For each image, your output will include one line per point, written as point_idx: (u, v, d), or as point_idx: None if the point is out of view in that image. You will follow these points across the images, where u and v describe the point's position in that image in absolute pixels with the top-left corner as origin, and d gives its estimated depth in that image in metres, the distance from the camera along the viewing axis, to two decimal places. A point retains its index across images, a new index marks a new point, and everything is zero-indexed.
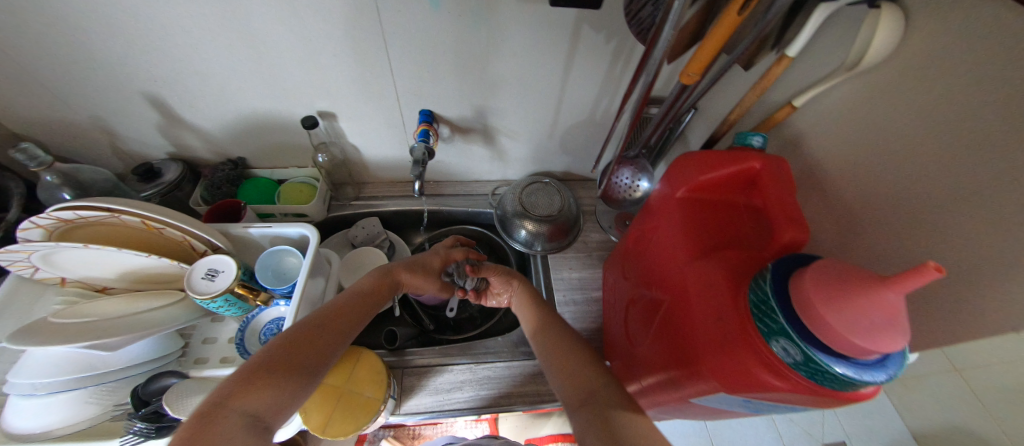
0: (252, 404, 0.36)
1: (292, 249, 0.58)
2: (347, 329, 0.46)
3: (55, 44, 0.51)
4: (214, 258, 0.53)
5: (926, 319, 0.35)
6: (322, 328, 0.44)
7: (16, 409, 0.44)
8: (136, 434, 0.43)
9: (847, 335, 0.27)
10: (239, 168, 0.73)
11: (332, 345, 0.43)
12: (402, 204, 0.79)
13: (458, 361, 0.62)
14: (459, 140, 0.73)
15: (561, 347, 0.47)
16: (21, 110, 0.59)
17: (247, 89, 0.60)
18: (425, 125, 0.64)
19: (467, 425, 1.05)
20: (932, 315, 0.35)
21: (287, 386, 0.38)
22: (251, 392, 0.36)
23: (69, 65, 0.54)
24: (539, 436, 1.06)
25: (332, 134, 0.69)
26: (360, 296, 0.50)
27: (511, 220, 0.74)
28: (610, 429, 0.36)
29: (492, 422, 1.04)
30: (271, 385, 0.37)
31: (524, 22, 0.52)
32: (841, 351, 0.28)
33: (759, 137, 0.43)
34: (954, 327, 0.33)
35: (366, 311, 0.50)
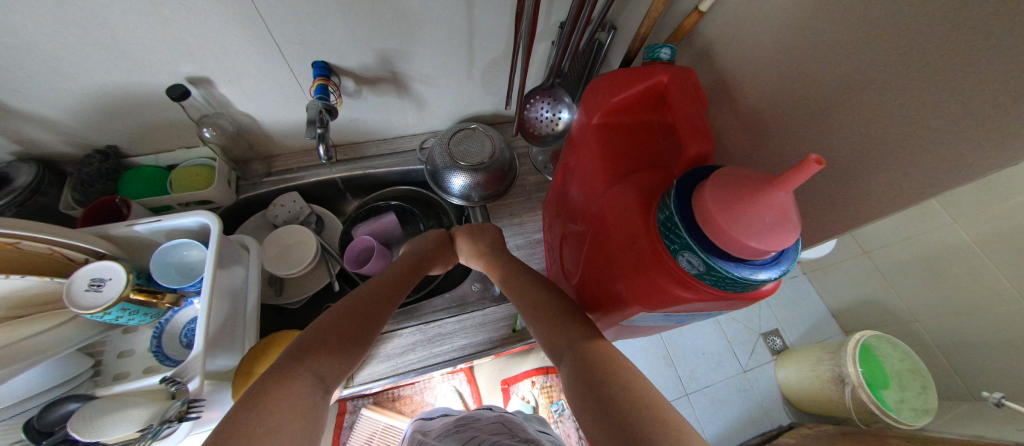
0: (317, 366, 0.37)
1: (193, 242, 0.52)
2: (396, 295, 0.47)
3: None
4: (96, 265, 0.46)
5: (818, 214, 0.37)
6: (371, 299, 0.44)
7: None
8: None
9: (743, 239, 0.27)
10: (112, 158, 0.63)
11: (383, 311, 0.44)
12: (323, 173, 0.73)
13: (406, 324, 0.61)
14: (368, 94, 0.66)
15: (531, 295, 0.46)
16: None
17: (84, 63, 0.49)
18: (321, 80, 0.56)
19: (444, 379, 1.08)
20: (825, 210, 0.37)
21: (347, 351, 0.39)
22: (318, 354, 0.37)
23: None
24: (515, 374, 1.11)
25: (214, 104, 0.60)
26: (399, 268, 0.50)
27: (442, 173, 0.71)
28: (586, 361, 0.36)
29: (468, 370, 1.08)
30: (334, 349, 0.38)
31: None
32: (740, 256, 0.28)
33: (667, 49, 0.41)
34: (845, 218, 0.35)
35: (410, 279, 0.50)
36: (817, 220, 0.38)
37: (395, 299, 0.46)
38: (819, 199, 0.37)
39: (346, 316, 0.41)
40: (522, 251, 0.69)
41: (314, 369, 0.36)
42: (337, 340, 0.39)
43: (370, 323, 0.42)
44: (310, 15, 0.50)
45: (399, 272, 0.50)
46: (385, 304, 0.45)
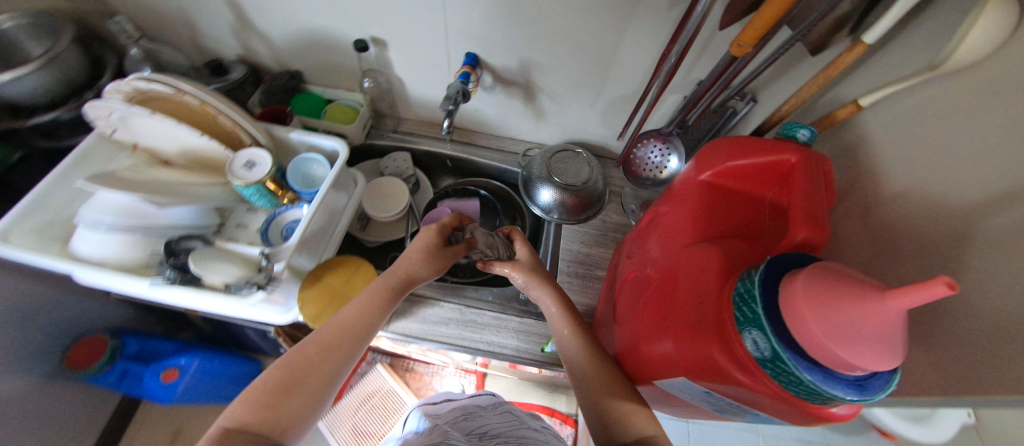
0: (260, 424, 0.35)
1: (323, 160, 0.62)
2: (351, 340, 0.43)
3: None
4: (255, 151, 0.57)
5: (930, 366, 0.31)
6: (323, 348, 0.41)
7: (83, 238, 0.49)
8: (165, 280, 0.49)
9: (829, 344, 0.25)
10: (295, 80, 0.78)
11: (331, 358, 0.41)
12: (435, 146, 0.81)
13: (449, 300, 0.64)
14: (499, 92, 0.72)
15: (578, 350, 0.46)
16: None
17: (310, 3, 0.63)
18: (467, 67, 0.64)
19: (456, 374, 1.10)
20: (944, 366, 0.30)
21: (287, 399, 0.37)
22: (263, 408, 0.36)
23: None
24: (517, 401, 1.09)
25: (380, 63, 0.72)
26: (365, 299, 0.46)
27: (534, 181, 0.74)
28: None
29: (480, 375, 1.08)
30: (280, 401, 0.37)
31: None
32: (818, 359, 0.26)
33: (807, 130, 0.39)
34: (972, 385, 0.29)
35: (371, 310, 0.46)
36: (920, 367, 0.32)
37: (355, 339, 0.43)
38: (933, 341, 0.31)
39: (290, 366, 0.39)
40: (579, 280, 0.68)
41: (259, 428, 0.35)
42: (280, 391, 0.37)
43: (314, 373, 0.39)
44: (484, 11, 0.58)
45: (362, 303, 0.45)
46: (341, 352, 0.42)
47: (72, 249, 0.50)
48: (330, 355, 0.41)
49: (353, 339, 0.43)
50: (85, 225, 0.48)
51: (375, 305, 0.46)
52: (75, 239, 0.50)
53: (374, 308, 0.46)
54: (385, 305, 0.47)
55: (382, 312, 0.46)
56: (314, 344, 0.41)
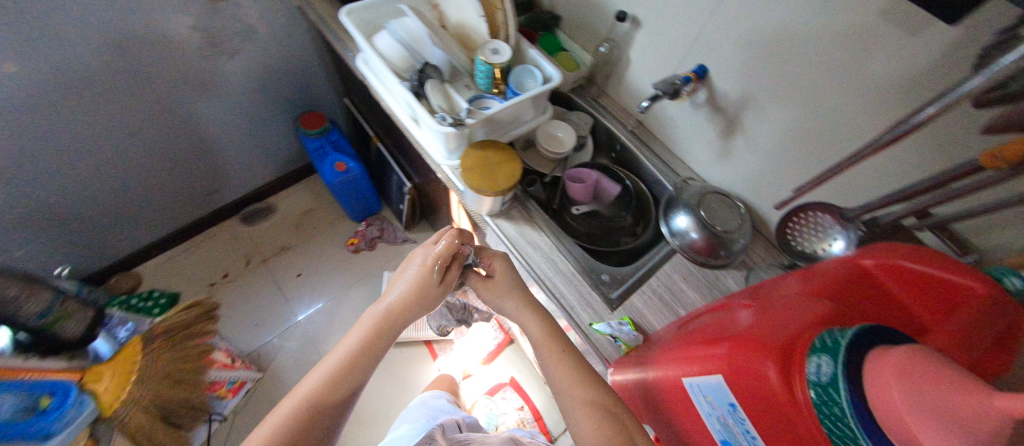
0: None
1: (538, 79, 0.75)
2: (349, 380, 0.53)
3: None
4: (503, 45, 0.72)
5: None
6: (328, 394, 0.51)
7: (383, 37, 0.72)
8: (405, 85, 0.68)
9: (904, 419, 0.23)
10: (549, 22, 0.89)
11: (335, 401, 0.51)
12: (616, 129, 0.87)
13: (549, 233, 0.72)
14: (703, 114, 0.74)
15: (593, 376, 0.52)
16: None
17: None
18: (692, 74, 0.68)
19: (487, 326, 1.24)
20: None
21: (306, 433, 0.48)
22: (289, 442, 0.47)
23: None
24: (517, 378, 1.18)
25: (621, 39, 0.80)
26: (355, 351, 0.54)
27: (681, 203, 0.75)
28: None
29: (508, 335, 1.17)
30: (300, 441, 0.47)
31: (869, 40, 0.48)
32: (882, 421, 0.24)
33: (1020, 281, 0.36)
34: None
35: (367, 358, 0.55)
36: None
37: (361, 363, 0.54)
38: None
39: (307, 411, 0.49)
40: (657, 304, 0.68)
41: None
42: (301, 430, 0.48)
43: (328, 413, 0.50)
44: (739, 30, 0.60)
45: (364, 336, 0.56)
46: (344, 380, 0.52)
47: (372, 40, 0.73)
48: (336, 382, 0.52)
49: (359, 362, 0.54)
50: (391, 31, 0.72)
51: (365, 355, 0.54)
52: (378, 36, 0.74)
53: (370, 356, 0.55)
54: (376, 352, 0.55)
55: (374, 356, 0.55)
56: (322, 390, 0.51)
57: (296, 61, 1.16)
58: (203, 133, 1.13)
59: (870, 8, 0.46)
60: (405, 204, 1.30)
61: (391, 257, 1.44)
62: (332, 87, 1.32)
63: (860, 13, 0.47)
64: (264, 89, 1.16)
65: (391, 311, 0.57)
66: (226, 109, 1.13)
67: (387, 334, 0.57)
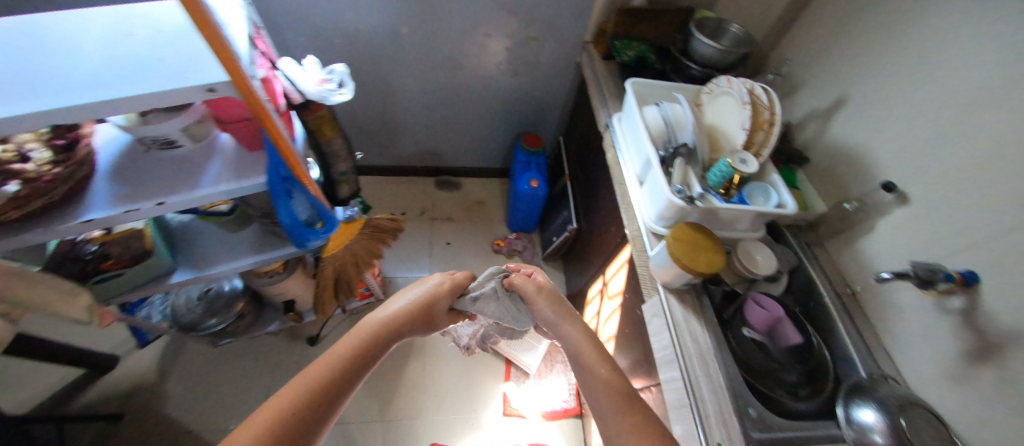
0: None
1: (769, 199, 0.77)
2: (344, 388, 0.51)
3: (864, 43, 0.78)
4: (752, 158, 0.77)
5: None
6: (320, 397, 0.48)
7: (655, 110, 0.85)
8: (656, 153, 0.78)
9: None
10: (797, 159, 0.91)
11: (329, 406, 0.48)
12: (822, 283, 0.81)
13: (710, 334, 0.72)
14: (949, 321, 0.64)
15: None
16: (792, 52, 0.95)
17: (891, 136, 0.73)
18: (957, 274, 0.60)
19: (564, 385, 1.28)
20: None
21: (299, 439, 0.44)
22: None
23: (847, 55, 0.82)
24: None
25: (874, 205, 0.76)
26: (342, 363, 0.53)
27: (872, 394, 0.65)
28: None
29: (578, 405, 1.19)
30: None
31: None
32: None
33: None
34: None
35: (358, 367, 0.54)
36: None
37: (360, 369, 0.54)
38: None
39: (296, 413, 0.45)
40: None
41: None
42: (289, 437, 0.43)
43: (321, 418, 0.47)
44: None
45: (361, 342, 0.57)
46: (340, 383, 0.51)
47: (643, 108, 0.87)
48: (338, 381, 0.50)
49: (359, 361, 0.55)
50: (663, 108, 0.84)
51: (353, 365, 0.54)
52: (649, 107, 0.87)
53: (361, 366, 0.55)
54: (366, 364, 0.55)
55: (364, 367, 0.55)
56: (316, 392, 0.48)
57: (549, 96, 1.42)
58: (460, 116, 1.48)
59: None
60: (559, 239, 1.42)
61: None
62: (558, 125, 1.56)
63: None
64: (516, 106, 1.46)
65: (394, 319, 0.64)
66: (482, 106, 1.45)
67: (381, 342, 0.59)
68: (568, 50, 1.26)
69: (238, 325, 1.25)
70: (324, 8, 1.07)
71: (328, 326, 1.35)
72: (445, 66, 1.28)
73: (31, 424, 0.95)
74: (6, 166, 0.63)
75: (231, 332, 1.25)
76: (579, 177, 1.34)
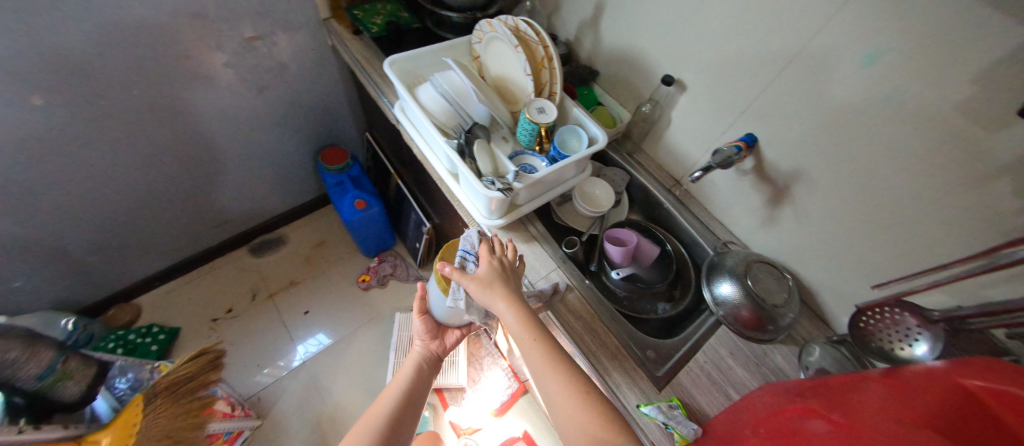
0: None
1: (582, 137, 0.73)
2: (423, 381, 0.70)
3: None
4: (547, 104, 0.71)
5: None
6: (409, 394, 0.67)
7: (427, 89, 0.71)
8: (453, 146, 0.66)
9: None
10: (590, 77, 0.90)
11: (416, 390, 0.68)
12: (654, 187, 0.85)
13: (586, 298, 0.68)
14: (747, 180, 0.72)
15: (561, 369, 0.52)
16: None
17: (651, 32, 0.75)
18: (742, 142, 0.66)
19: (504, 379, 1.27)
20: None
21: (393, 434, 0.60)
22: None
23: None
24: (521, 423, 1.21)
25: (665, 100, 0.79)
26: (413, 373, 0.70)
27: (721, 271, 0.72)
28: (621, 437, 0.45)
29: (518, 390, 1.24)
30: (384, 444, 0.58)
31: (928, 124, 0.48)
32: None
33: None
34: None
35: (417, 371, 0.71)
36: None
37: (405, 413, 0.64)
38: None
39: (400, 405, 0.64)
40: (702, 380, 0.63)
41: None
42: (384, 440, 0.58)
43: (412, 397, 0.66)
44: (800, 103, 0.60)
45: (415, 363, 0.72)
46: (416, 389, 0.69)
47: (416, 92, 0.73)
48: (388, 424, 0.60)
49: (408, 394, 0.67)
50: (435, 83, 0.71)
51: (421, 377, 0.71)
52: (421, 87, 0.73)
53: (419, 370, 0.71)
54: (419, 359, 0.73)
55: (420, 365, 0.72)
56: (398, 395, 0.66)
57: (323, 97, 1.19)
58: (223, 163, 1.14)
59: (937, 101, 0.47)
60: (423, 242, 1.29)
61: (403, 295, 1.40)
62: (358, 122, 1.35)
63: (930, 103, 0.47)
64: (288, 121, 1.17)
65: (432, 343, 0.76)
66: (247, 141, 1.14)
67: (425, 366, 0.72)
68: (309, 36, 1.02)
69: None
70: None
71: None
72: (159, 118, 0.93)
73: None
74: None
75: None
76: (407, 172, 1.18)
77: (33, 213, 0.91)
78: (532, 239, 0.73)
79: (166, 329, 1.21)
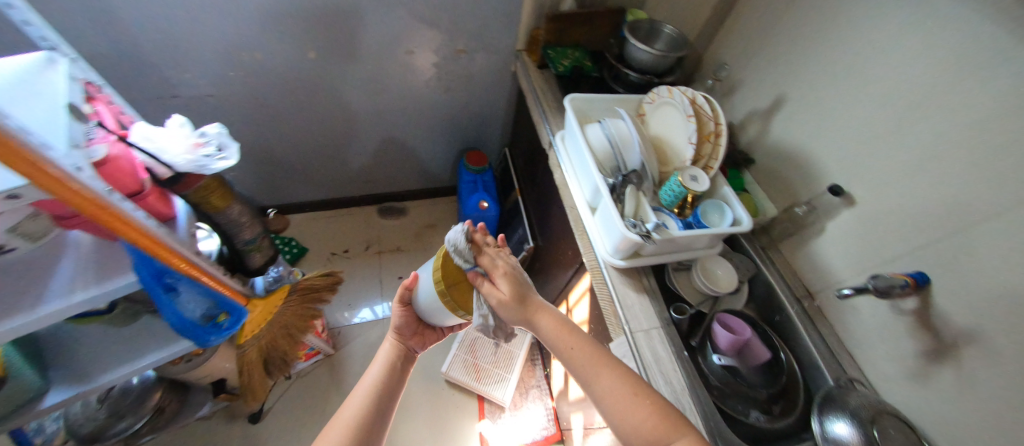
0: None
1: (725, 214, 0.74)
2: (394, 388, 0.61)
3: (794, 56, 0.79)
4: (701, 174, 0.74)
5: None
6: (380, 401, 0.57)
7: (594, 129, 0.80)
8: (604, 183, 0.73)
9: None
10: (744, 163, 0.91)
11: (387, 400, 0.58)
12: (782, 290, 0.80)
13: (681, 369, 0.66)
14: (903, 320, 0.65)
15: (608, 367, 0.51)
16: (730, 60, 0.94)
17: (830, 139, 0.74)
18: (911, 278, 0.60)
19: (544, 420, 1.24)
20: None
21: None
22: None
23: (780, 64, 0.82)
24: None
25: (824, 208, 0.76)
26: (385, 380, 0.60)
27: (842, 406, 0.64)
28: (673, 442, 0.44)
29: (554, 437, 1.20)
30: None
31: None
32: None
33: None
34: None
35: (390, 377, 0.61)
36: None
37: (390, 399, 0.59)
38: None
39: (369, 415, 0.55)
40: None
41: None
42: None
43: (384, 407, 0.57)
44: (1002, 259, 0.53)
45: (381, 370, 0.61)
46: (384, 397, 0.58)
47: (584, 128, 0.82)
48: (373, 409, 0.56)
49: (381, 399, 0.58)
50: (604, 126, 0.79)
51: (391, 383, 0.60)
52: (590, 125, 0.82)
53: (392, 376, 0.62)
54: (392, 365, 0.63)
55: (394, 374, 0.62)
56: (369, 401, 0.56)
57: (487, 109, 1.38)
58: (393, 136, 1.37)
59: None
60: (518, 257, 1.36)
61: None
62: (503, 137, 1.52)
63: None
64: (453, 121, 1.38)
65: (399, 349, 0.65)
66: (418, 125, 1.36)
67: (398, 375, 0.62)
68: (501, 59, 1.21)
69: (157, 420, 1.05)
70: (218, 41, 0.94)
71: (271, 395, 1.17)
72: (372, 89, 1.18)
73: None
74: None
75: (151, 429, 1.05)
76: (531, 192, 1.28)
77: (265, 129, 1.21)
78: (643, 291, 0.75)
79: (298, 247, 1.45)
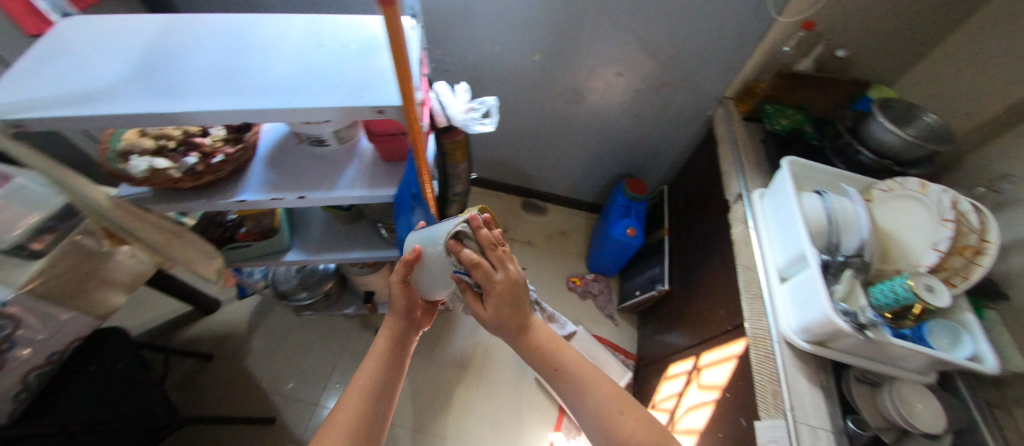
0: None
1: (961, 344, 0.62)
2: (392, 373, 0.65)
3: None
4: (943, 288, 0.62)
5: None
6: (382, 387, 0.62)
7: (815, 198, 0.75)
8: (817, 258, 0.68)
9: None
10: (991, 293, 0.74)
11: (387, 384, 0.63)
12: None
13: None
14: None
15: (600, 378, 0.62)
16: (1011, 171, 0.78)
17: None
18: None
19: None
20: None
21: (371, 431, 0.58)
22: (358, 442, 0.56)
23: None
24: None
25: None
26: (385, 368, 0.64)
27: None
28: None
29: None
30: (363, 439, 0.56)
31: None
32: None
33: None
34: None
35: (389, 363, 0.65)
36: None
37: (394, 377, 0.65)
38: None
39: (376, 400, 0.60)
40: None
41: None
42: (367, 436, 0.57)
43: (387, 397, 0.62)
44: None
45: (381, 362, 0.64)
46: (385, 385, 0.63)
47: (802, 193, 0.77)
48: (374, 395, 0.60)
49: (382, 387, 0.62)
50: (830, 200, 0.73)
51: (388, 372, 0.64)
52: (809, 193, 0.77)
53: (392, 362, 0.65)
54: (391, 352, 0.66)
55: (390, 364, 0.65)
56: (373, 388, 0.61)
57: (665, 142, 1.38)
58: (565, 144, 1.47)
59: None
60: (645, 294, 1.33)
61: (588, 317, 1.49)
62: (667, 172, 1.50)
63: None
64: (627, 146, 1.43)
65: (394, 339, 0.67)
66: (591, 140, 1.43)
67: (396, 365, 0.66)
68: (702, 101, 1.21)
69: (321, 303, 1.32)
70: (474, 32, 1.13)
71: None
72: (569, 99, 1.29)
73: (149, 349, 1.09)
74: (194, 140, 0.73)
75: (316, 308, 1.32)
76: (684, 236, 1.25)
77: None
78: (818, 384, 0.68)
79: None
